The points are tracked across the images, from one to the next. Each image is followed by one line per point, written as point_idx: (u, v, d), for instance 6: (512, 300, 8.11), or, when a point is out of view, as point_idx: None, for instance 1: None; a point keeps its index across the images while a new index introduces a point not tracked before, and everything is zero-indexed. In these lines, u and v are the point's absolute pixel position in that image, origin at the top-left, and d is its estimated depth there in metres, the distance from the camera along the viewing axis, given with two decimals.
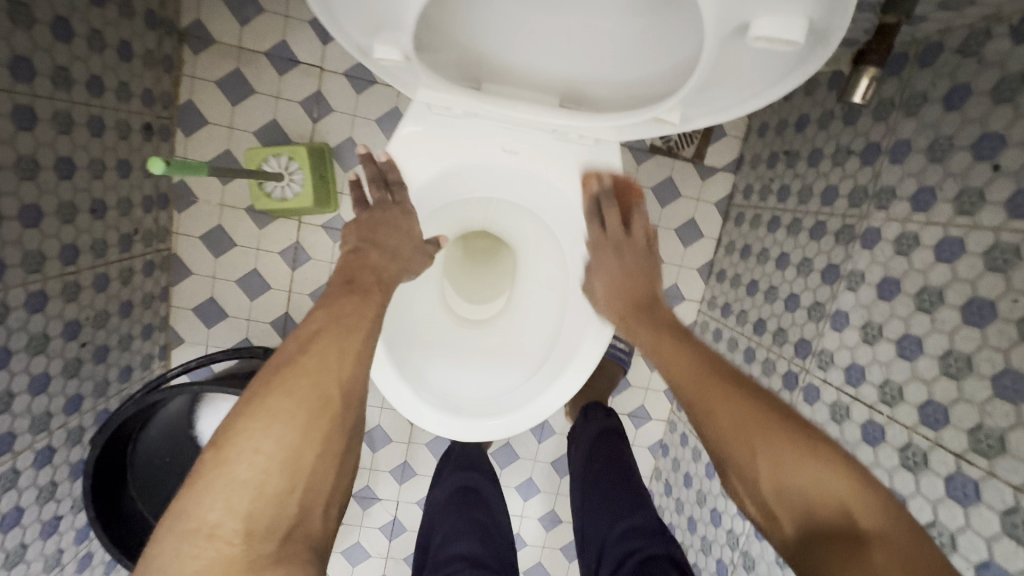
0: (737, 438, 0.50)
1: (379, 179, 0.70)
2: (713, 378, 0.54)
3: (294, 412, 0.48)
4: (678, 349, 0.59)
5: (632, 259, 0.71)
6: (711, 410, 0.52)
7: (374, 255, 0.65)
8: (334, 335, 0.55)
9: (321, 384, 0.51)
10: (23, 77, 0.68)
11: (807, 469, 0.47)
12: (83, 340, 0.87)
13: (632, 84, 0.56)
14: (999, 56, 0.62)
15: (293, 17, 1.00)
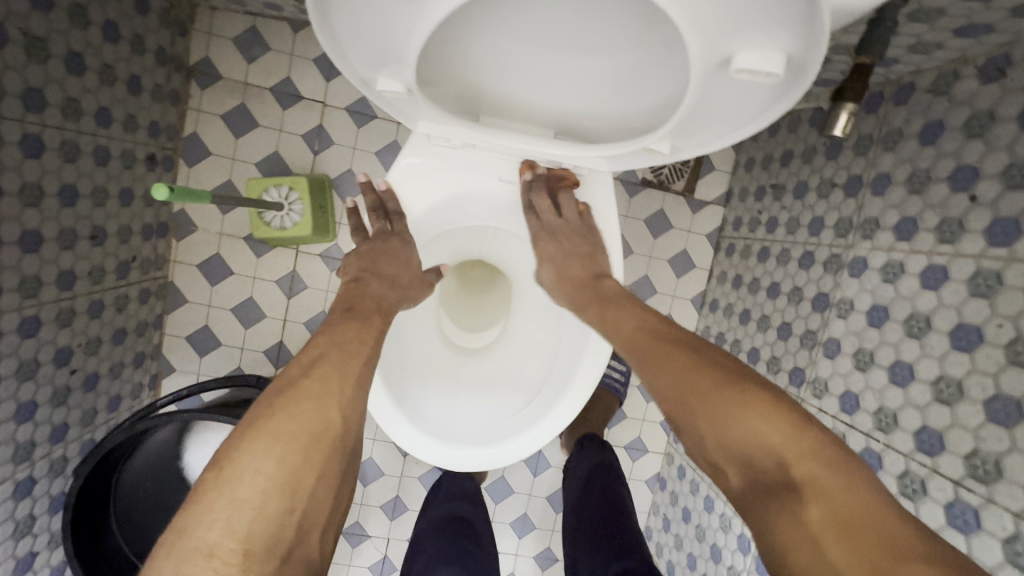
0: (680, 402, 0.51)
1: (379, 209, 0.71)
2: (659, 343, 0.56)
3: (292, 432, 0.48)
4: (630, 316, 0.61)
5: (575, 239, 0.71)
6: (658, 379, 0.54)
7: (373, 285, 0.66)
8: (338, 356, 0.55)
9: (323, 407, 0.51)
10: (34, 108, 0.70)
11: (740, 414, 0.48)
12: (73, 367, 0.86)
13: (624, 116, 0.59)
14: (968, 95, 0.66)
15: (298, 55, 1.04)
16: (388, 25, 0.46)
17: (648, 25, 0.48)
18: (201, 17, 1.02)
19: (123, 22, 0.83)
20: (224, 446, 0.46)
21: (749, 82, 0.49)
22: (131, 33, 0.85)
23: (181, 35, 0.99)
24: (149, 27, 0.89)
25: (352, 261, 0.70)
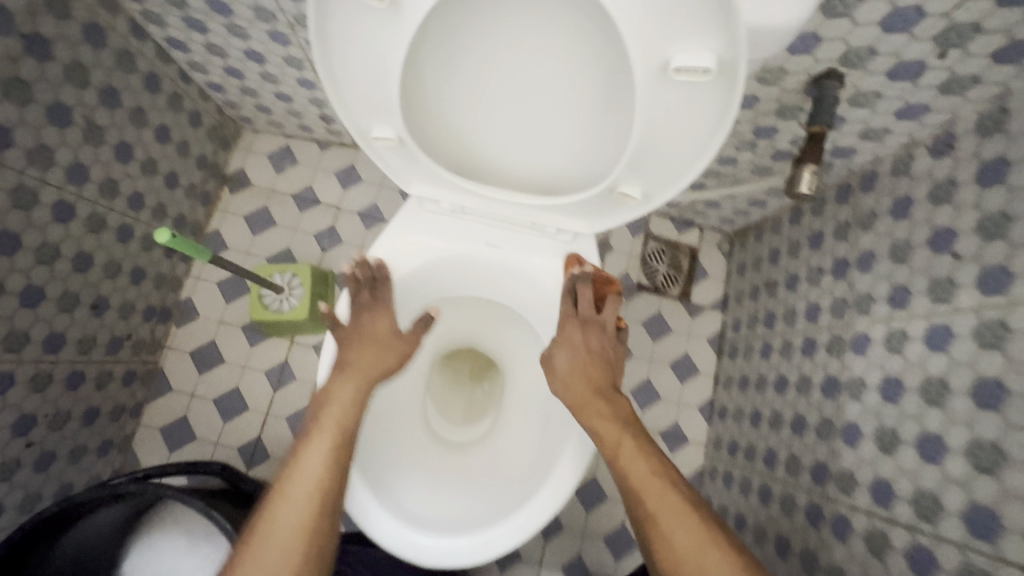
0: (680, 572, 0.52)
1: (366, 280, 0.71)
2: (672, 493, 0.56)
3: (266, 564, 0.52)
4: (638, 448, 0.59)
5: (598, 355, 0.67)
6: (661, 536, 0.54)
7: (350, 359, 0.66)
8: (305, 474, 0.57)
9: (289, 555, 0.53)
10: (75, 180, 0.79)
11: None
12: (31, 440, 0.80)
13: (587, 160, 0.58)
14: (926, 170, 0.71)
15: (322, 169, 1.18)
16: (366, 66, 0.51)
17: (592, 56, 0.49)
18: (244, 138, 1.18)
19: (174, 129, 0.97)
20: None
21: (689, 90, 0.47)
22: (178, 139, 0.99)
23: (223, 150, 1.14)
24: (196, 137, 1.04)
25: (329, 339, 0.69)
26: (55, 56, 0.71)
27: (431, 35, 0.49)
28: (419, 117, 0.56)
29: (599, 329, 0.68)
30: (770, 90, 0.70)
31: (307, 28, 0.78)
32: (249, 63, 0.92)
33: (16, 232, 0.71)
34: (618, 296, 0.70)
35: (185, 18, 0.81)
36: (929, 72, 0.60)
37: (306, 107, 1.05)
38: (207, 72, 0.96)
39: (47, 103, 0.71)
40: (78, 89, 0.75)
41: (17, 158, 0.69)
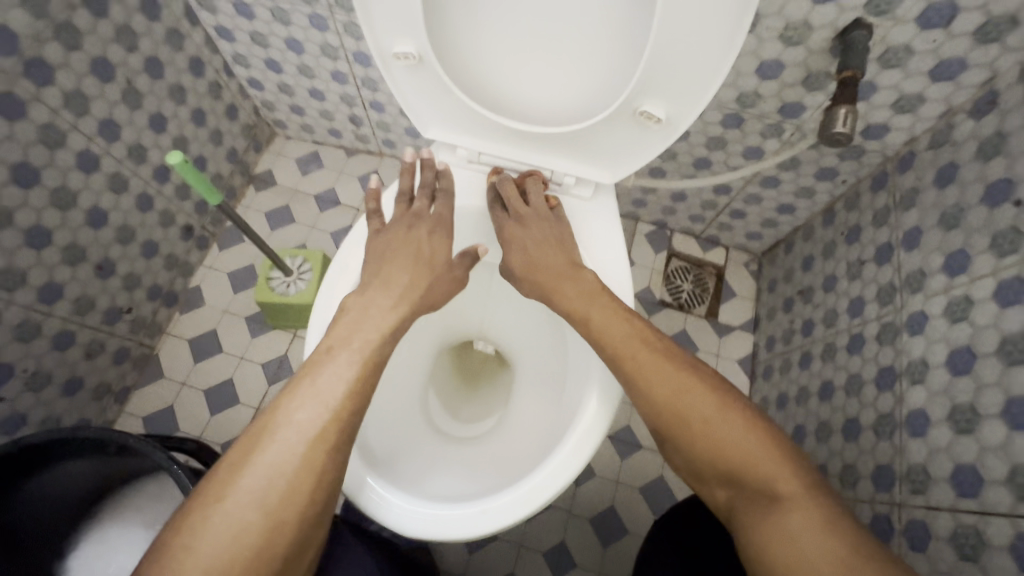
0: (677, 416, 0.49)
1: (430, 187, 0.66)
2: (650, 350, 0.53)
3: (285, 468, 0.45)
4: (607, 313, 0.56)
5: (548, 242, 0.64)
6: (651, 388, 0.51)
7: (377, 289, 0.59)
8: (333, 376, 0.50)
9: (310, 442, 0.47)
10: (106, 135, 0.81)
11: (733, 433, 0.47)
12: (2, 395, 0.76)
13: (622, 61, 0.52)
14: (968, 132, 0.67)
15: (346, 173, 1.21)
16: None
17: None
18: (275, 143, 1.23)
19: (209, 116, 1.02)
20: (218, 476, 0.45)
21: None
22: (212, 126, 1.03)
23: (253, 150, 1.18)
24: (229, 129, 1.08)
25: (377, 240, 0.64)
26: (109, 14, 0.76)
27: None
28: (438, 35, 0.55)
29: (547, 216, 0.65)
30: (795, 52, 0.69)
31: (344, 9, 0.83)
32: (288, 54, 0.96)
33: (37, 168, 0.72)
34: (542, 180, 0.67)
35: (235, 2, 0.87)
36: (963, 15, 0.59)
37: (336, 106, 1.08)
38: (248, 65, 1.01)
39: (93, 55, 0.75)
40: (125, 51, 0.80)
41: (52, 97, 0.72)
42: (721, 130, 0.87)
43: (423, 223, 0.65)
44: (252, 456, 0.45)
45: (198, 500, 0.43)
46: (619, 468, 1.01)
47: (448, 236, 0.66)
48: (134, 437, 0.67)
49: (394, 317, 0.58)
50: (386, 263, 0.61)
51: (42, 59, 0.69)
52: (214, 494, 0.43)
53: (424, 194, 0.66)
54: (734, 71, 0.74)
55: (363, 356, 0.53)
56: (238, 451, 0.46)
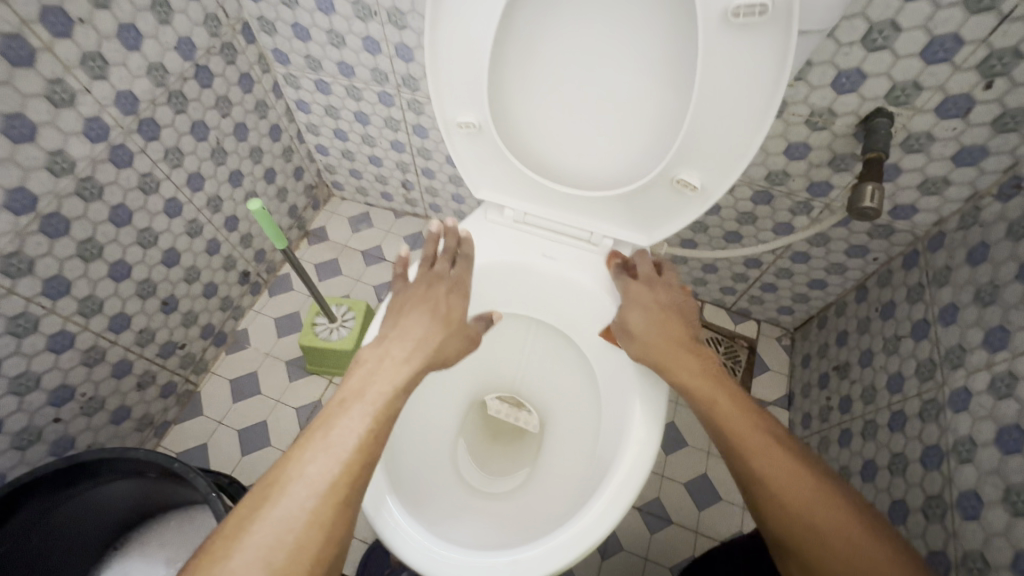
0: (825, 522, 0.46)
1: (453, 251, 0.69)
2: (779, 451, 0.50)
3: (294, 524, 0.41)
4: (736, 404, 0.55)
5: (678, 319, 0.64)
6: (781, 483, 0.48)
7: (394, 341, 0.58)
8: (346, 430, 0.47)
9: (323, 498, 0.43)
10: (191, 186, 0.91)
11: (875, 559, 0.44)
12: (59, 416, 0.81)
13: (660, 140, 0.58)
14: (997, 213, 0.69)
15: (393, 232, 1.30)
16: (457, 66, 0.58)
17: (661, 31, 0.51)
18: (331, 203, 1.34)
19: (278, 175, 1.14)
20: (225, 528, 0.41)
21: (749, 46, 0.47)
22: (280, 184, 1.15)
23: (311, 208, 1.29)
24: (294, 188, 1.20)
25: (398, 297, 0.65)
26: (212, 86, 0.89)
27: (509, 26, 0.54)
28: (495, 107, 0.62)
29: (665, 289, 0.66)
30: (821, 136, 0.75)
31: (411, 88, 0.94)
32: (355, 124, 1.08)
33: (131, 210, 0.81)
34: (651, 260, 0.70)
35: (316, 81, 1.00)
36: (979, 107, 0.64)
37: (392, 172, 1.18)
38: (318, 133, 1.14)
39: (193, 118, 0.87)
40: (220, 116, 0.92)
41: (155, 151, 0.82)
42: (752, 206, 0.91)
43: (443, 283, 0.66)
44: (261, 511, 0.42)
45: (203, 558, 0.39)
46: (647, 544, 0.96)
47: (465, 297, 0.66)
48: (179, 462, 0.68)
49: (409, 368, 0.55)
50: (404, 315, 0.62)
51: (153, 119, 0.80)
52: (216, 553, 0.40)
53: (444, 257, 0.68)
54: (764, 151, 0.80)
55: (376, 409, 0.49)
56: (249, 505, 0.43)
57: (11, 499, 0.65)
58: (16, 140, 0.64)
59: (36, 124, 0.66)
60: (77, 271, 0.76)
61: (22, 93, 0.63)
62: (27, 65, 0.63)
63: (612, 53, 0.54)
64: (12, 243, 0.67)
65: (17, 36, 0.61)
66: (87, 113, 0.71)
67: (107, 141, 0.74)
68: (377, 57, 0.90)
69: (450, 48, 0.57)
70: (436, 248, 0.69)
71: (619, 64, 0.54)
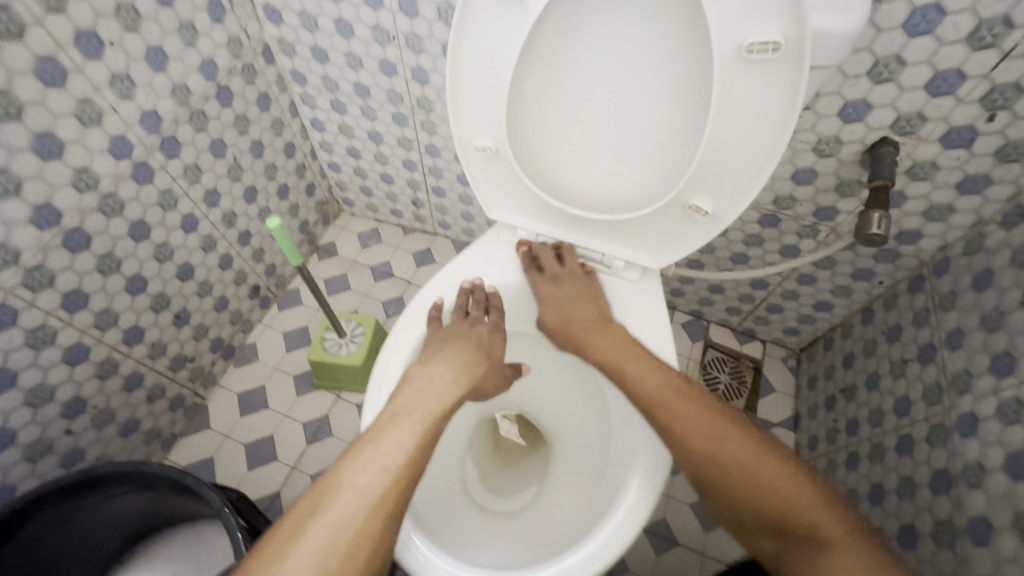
0: (718, 454, 0.51)
1: (484, 303, 0.70)
2: (683, 398, 0.56)
3: (345, 532, 0.43)
4: (640, 365, 0.60)
5: (589, 300, 0.70)
6: (685, 428, 0.53)
7: (439, 363, 0.61)
8: (395, 444, 0.49)
9: (374, 509, 0.45)
10: (208, 202, 0.93)
11: (772, 476, 0.49)
12: (71, 428, 0.81)
13: (673, 167, 0.60)
14: (1002, 240, 0.70)
15: (402, 248, 1.31)
16: (477, 92, 0.60)
17: (675, 64, 0.53)
18: (342, 218, 1.36)
19: (292, 191, 1.15)
20: (282, 530, 0.44)
21: (762, 80, 0.49)
22: (292, 200, 1.17)
23: (322, 223, 1.31)
24: (305, 204, 1.22)
25: (432, 333, 0.67)
26: (232, 105, 0.91)
27: (527, 55, 0.56)
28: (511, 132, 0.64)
29: (579, 278, 0.71)
30: (828, 162, 0.76)
31: (425, 109, 0.96)
32: (368, 143, 1.10)
33: (149, 225, 0.83)
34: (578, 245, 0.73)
35: (332, 100, 1.02)
36: (983, 138, 0.66)
37: (403, 189, 1.20)
38: (332, 151, 1.16)
39: (213, 136, 0.89)
40: (238, 134, 0.95)
41: (175, 168, 0.84)
42: (759, 229, 0.93)
43: (482, 325, 0.68)
44: (314, 517, 0.44)
45: (262, 557, 0.42)
46: (653, 565, 0.96)
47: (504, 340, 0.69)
48: (192, 477, 0.68)
49: (454, 392, 0.58)
50: (446, 343, 0.65)
51: (175, 137, 0.82)
52: (273, 558, 0.42)
53: (476, 308, 0.70)
54: (772, 176, 0.82)
55: (424, 426, 0.52)
56: (302, 511, 0.45)
57: (20, 513, 0.65)
58: (45, 158, 0.66)
59: (64, 142, 0.67)
60: (96, 285, 0.77)
61: (52, 112, 0.65)
62: (59, 86, 0.65)
63: (627, 83, 0.56)
64: (35, 257, 0.68)
65: (51, 58, 0.63)
66: (113, 132, 0.73)
67: (130, 158, 0.76)
68: (394, 80, 0.92)
69: (471, 75, 0.59)
70: (467, 300, 0.70)
71: (633, 94, 0.56)
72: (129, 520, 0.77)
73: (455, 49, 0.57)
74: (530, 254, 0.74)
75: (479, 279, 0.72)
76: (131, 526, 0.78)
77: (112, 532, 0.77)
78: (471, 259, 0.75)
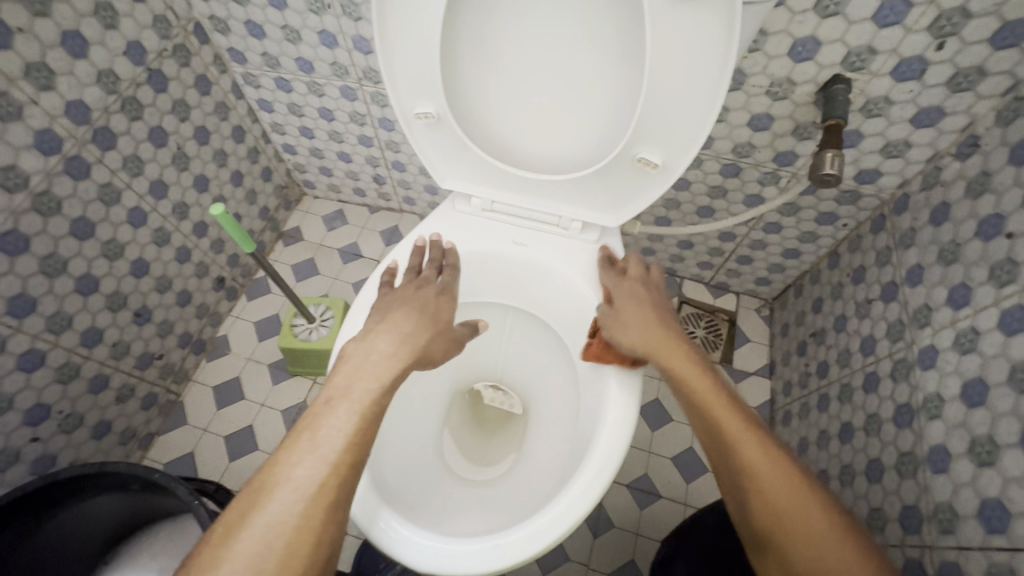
0: (794, 523, 0.48)
1: (438, 261, 0.69)
2: (760, 448, 0.52)
3: (283, 530, 0.42)
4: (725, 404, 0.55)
5: (658, 310, 0.64)
6: (765, 486, 0.50)
7: (380, 336, 0.57)
8: (332, 429, 0.47)
9: (312, 505, 0.43)
10: (155, 194, 0.89)
11: (836, 549, 0.46)
12: (38, 434, 0.80)
13: (618, 119, 0.58)
14: (956, 172, 0.70)
15: (368, 228, 1.29)
16: (408, 55, 0.57)
17: (608, 9, 0.50)
18: (304, 202, 1.33)
19: (246, 177, 1.12)
20: (218, 534, 0.42)
21: (694, 19, 0.47)
22: (248, 186, 1.13)
23: (284, 208, 1.28)
24: (263, 190, 1.18)
25: (382, 296, 0.65)
26: (168, 90, 0.87)
27: (456, 8, 0.53)
28: (453, 96, 0.61)
29: (648, 294, 0.66)
30: (783, 105, 0.75)
31: (372, 81, 0.92)
32: (320, 121, 1.06)
33: (93, 222, 0.80)
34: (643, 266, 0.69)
35: (276, 78, 0.98)
36: (933, 68, 0.64)
37: (362, 167, 1.17)
38: (284, 133, 1.12)
39: (152, 124, 0.85)
40: (179, 121, 0.91)
41: (113, 160, 0.80)
42: (722, 179, 0.91)
43: (431, 285, 0.65)
44: (249, 518, 0.42)
45: (199, 561, 0.40)
46: (637, 519, 0.98)
47: (455, 301, 0.66)
48: (159, 472, 0.68)
49: (397, 363, 0.55)
50: (390, 313, 0.61)
51: (108, 127, 0.78)
52: (206, 562, 0.40)
53: (431, 266, 0.68)
54: (727, 124, 0.80)
55: (363, 408, 0.49)
56: (236, 512, 0.43)
57: None
58: None
59: None
60: (42, 288, 0.74)
61: None
62: None
63: (563, 33, 0.53)
64: None
65: None
66: (36, 126, 0.69)
67: (61, 153, 0.73)
68: (335, 51, 0.88)
69: (401, 35, 0.55)
70: (423, 258, 0.69)
71: (572, 45, 0.54)
72: (118, 513, 0.77)
73: (381, 10, 0.53)
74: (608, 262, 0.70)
75: (435, 237, 0.71)
76: (122, 518, 0.78)
77: (103, 523, 0.77)
78: (429, 232, 0.73)
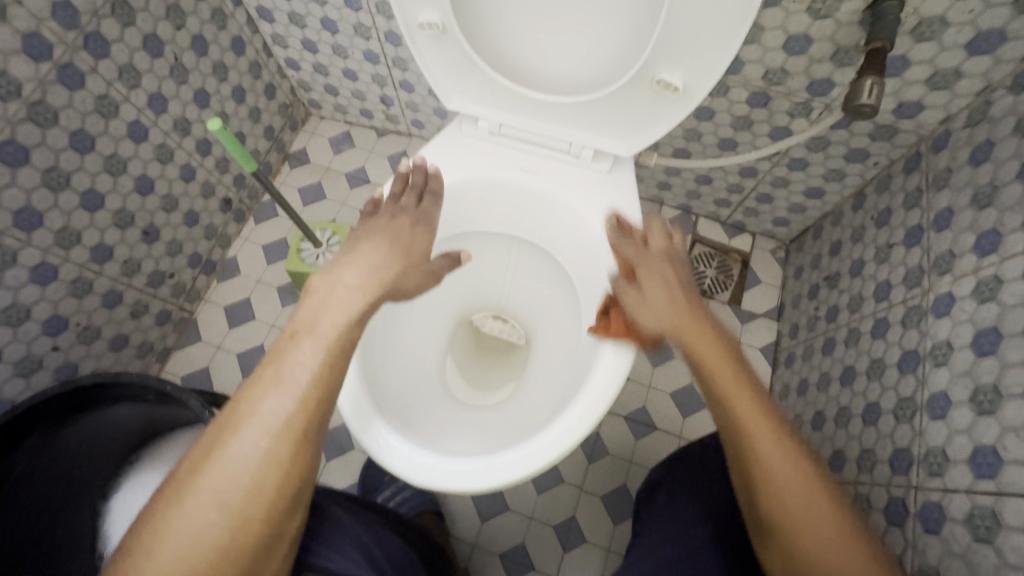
0: (787, 491, 0.46)
1: (418, 188, 0.66)
2: (764, 423, 0.49)
3: (250, 465, 0.43)
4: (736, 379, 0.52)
5: (692, 301, 0.58)
6: (766, 457, 0.47)
7: (346, 268, 0.56)
8: (297, 365, 0.47)
9: (280, 441, 0.44)
10: (155, 109, 0.87)
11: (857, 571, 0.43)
12: (58, 344, 0.83)
13: (640, 37, 0.53)
14: (1007, 108, 0.64)
15: (376, 152, 1.25)
16: None
17: None
18: (310, 123, 1.28)
19: (249, 93, 1.08)
20: (183, 473, 0.43)
21: None
22: (251, 103, 1.09)
23: (289, 129, 1.24)
24: (267, 108, 1.14)
25: (357, 227, 0.63)
26: None
27: None
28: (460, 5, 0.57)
29: (666, 256, 0.62)
30: (824, 25, 0.68)
31: None
32: (324, 33, 1.00)
33: (92, 135, 0.78)
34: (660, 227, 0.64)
35: None
36: None
37: (369, 86, 1.11)
38: (286, 46, 1.06)
39: (145, 31, 0.81)
40: (174, 28, 0.85)
41: (108, 69, 0.77)
42: (748, 109, 0.85)
43: (406, 215, 0.63)
44: (213, 456, 0.43)
45: (162, 501, 0.42)
46: (632, 448, 1.02)
47: (431, 232, 0.64)
48: (172, 384, 0.72)
49: (362, 297, 0.54)
50: (360, 244, 0.59)
51: (99, 33, 0.74)
52: (174, 495, 0.42)
53: (410, 192, 0.65)
54: (760, 46, 0.73)
55: (329, 343, 0.49)
56: (202, 449, 0.44)
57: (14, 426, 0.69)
58: None
59: None
60: (47, 203, 0.74)
61: None
62: None
63: None
64: None
65: None
66: (23, 29, 0.66)
67: (51, 60, 0.70)
68: None
69: None
70: (404, 182, 0.66)
71: None
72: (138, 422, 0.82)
73: None
74: (621, 234, 0.65)
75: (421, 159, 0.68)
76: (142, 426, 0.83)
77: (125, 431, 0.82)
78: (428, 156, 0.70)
